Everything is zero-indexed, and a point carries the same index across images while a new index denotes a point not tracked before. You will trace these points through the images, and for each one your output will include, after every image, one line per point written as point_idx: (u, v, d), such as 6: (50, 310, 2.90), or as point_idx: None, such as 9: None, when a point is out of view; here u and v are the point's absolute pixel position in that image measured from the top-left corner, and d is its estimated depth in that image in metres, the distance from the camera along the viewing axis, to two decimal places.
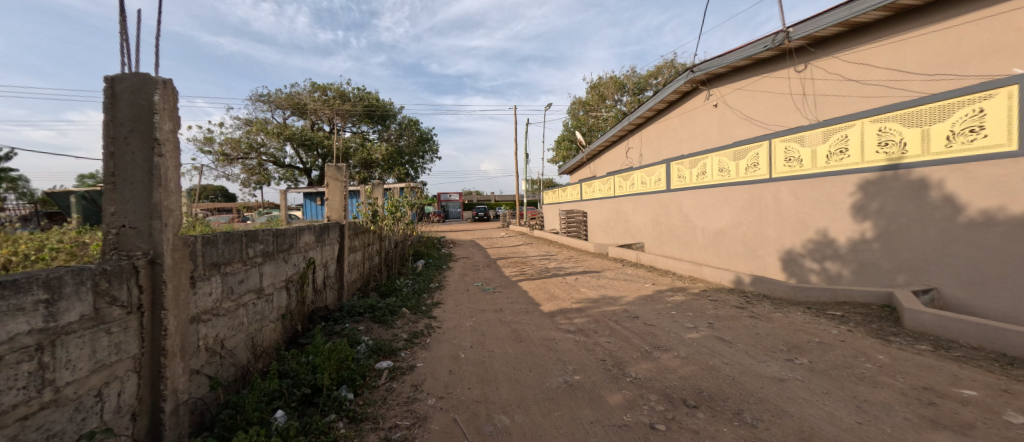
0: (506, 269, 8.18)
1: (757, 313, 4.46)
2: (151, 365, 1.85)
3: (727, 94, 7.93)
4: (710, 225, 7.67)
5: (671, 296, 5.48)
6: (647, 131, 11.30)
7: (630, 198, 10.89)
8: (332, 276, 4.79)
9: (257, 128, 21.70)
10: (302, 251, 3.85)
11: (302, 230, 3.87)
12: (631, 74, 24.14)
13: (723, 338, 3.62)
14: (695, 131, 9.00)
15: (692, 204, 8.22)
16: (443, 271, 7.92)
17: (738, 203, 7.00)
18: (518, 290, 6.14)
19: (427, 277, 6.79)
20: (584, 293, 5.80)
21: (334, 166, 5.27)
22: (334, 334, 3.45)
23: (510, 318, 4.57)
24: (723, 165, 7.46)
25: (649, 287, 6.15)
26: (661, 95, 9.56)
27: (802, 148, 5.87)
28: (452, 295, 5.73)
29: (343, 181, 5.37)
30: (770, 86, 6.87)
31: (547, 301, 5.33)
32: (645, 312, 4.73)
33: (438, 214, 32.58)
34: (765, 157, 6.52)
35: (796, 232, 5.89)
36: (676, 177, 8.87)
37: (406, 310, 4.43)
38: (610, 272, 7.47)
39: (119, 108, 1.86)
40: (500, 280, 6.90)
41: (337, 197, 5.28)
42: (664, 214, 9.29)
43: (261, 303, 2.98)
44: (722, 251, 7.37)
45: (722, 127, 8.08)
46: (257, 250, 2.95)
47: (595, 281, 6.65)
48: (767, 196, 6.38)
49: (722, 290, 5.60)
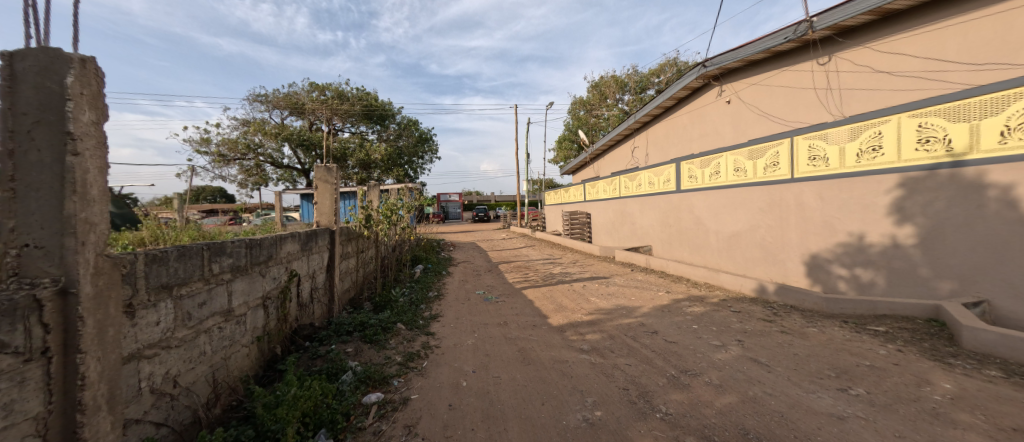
0: (510, 275, 7.77)
1: (788, 328, 4.04)
2: (63, 426, 1.43)
3: (741, 89, 7.51)
4: (725, 228, 7.24)
5: (690, 306, 5.06)
6: (654, 130, 10.89)
7: (637, 200, 10.47)
8: (320, 287, 4.37)
9: (254, 128, 21.31)
10: (285, 262, 3.44)
11: (285, 238, 3.45)
12: (632, 73, 23.74)
13: (759, 361, 3.21)
14: (706, 129, 8.57)
15: (705, 206, 7.80)
16: (442, 277, 7.50)
17: (755, 205, 6.58)
18: (522, 299, 5.72)
19: (425, 285, 6.37)
20: (594, 303, 5.38)
21: (324, 166, 4.83)
22: (318, 360, 3.03)
23: (517, 334, 4.15)
24: (739, 165, 7.04)
25: (663, 295, 5.74)
26: (671, 91, 9.13)
27: (828, 146, 5.45)
28: (452, 305, 5.31)
29: (333, 183, 4.87)
30: (790, 80, 6.45)
31: (555, 313, 4.90)
32: (663, 326, 4.30)
33: (438, 214, 32.21)
34: (785, 156, 6.10)
35: (822, 236, 5.47)
36: (687, 177, 8.45)
37: (401, 326, 4.01)
38: (619, 279, 7.05)
39: (19, 93, 1.43)
40: (503, 288, 6.48)
41: (327, 201, 4.83)
42: (673, 216, 8.86)
43: (229, 327, 2.56)
44: (738, 255, 6.95)
45: (736, 125, 7.66)
46: (224, 265, 2.53)
47: (605, 289, 6.23)
48: (789, 198, 5.95)
49: (744, 299, 5.18)
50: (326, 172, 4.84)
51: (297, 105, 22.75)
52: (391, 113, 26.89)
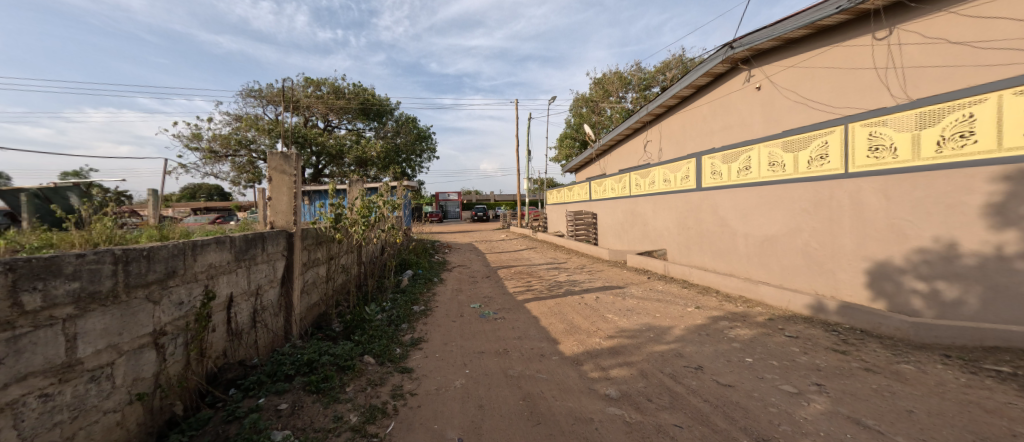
0: (511, 283, 6.82)
1: (873, 364, 3.11)
2: None
3: (776, 73, 6.57)
4: (757, 231, 6.32)
5: (731, 328, 4.13)
6: (668, 122, 9.95)
7: (649, 199, 9.54)
8: (270, 305, 3.45)
9: (246, 124, 20.40)
10: (202, 280, 2.49)
11: (203, 245, 2.51)
12: (637, 69, 22.82)
13: (865, 424, 2.27)
14: (731, 120, 7.65)
15: (731, 206, 6.87)
16: (433, 285, 6.56)
17: (797, 205, 5.64)
18: (525, 316, 4.77)
19: (411, 297, 5.45)
20: (612, 322, 4.44)
21: (280, 153, 3.85)
22: (231, 426, 2.08)
23: (519, 368, 3.22)
24: (774, 157, 6.10)
25: (693, 311, 4.80)
26: (690, 78, 8.22)
27: (895, 134, 4.53)
28: (441, 325, 4.36)
29: (291, 174, 3.91)
30: (839, 59, 5.52)
31: (568, 337, 3.96)
32: (707, 357, 3.36)
33: (437, 213, 31.37)
34: (837, 147, 5.16)
35: (889, 243, 4.54)
36: (709, 174, 7.52)
37: (368, 362, 3.03)
38: (636, 289, 6.12)
39: None
40: (503, 300, 5.54)
41: (284, 197, 3.87)
42: (693, 216, 7.92)
43: (68, 391, 1.64)
44: (773, 264, 6.03)
45: (768, 114, 6.74)
46: (60, 293, 1.61)
47: (621, 304, 5.29)
48: (842, 196, 5.03)
49: (796, 319, 4.24)
50: (283, 161, 3.88)
51: (291, 99, 21.76)
52: (389, 109, 25.94)
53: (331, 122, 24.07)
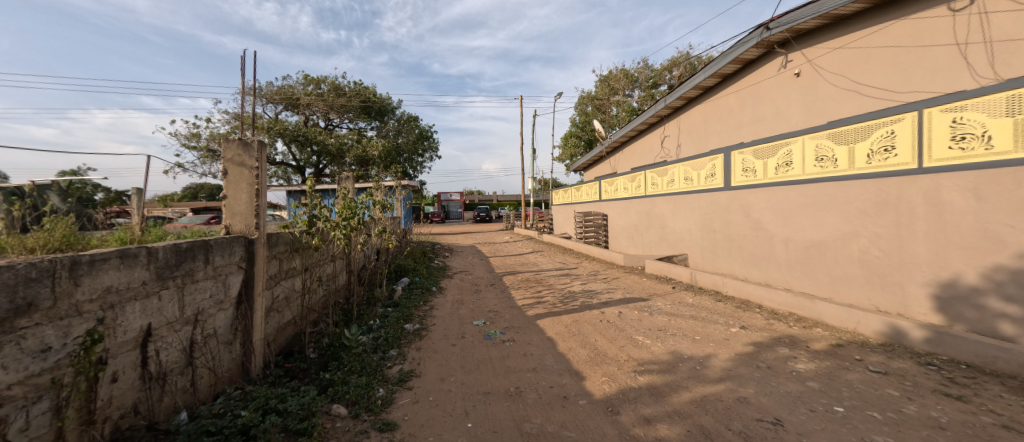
0: (518, 293, 6.06)
1: (1011, 419, 2.33)
2: None
3: (821, 56, 5.79)
4: (801, 236, 5.53)
5: (795, 358, 3.34)
6: (688, 116, 9.17)
7: (668, 199, 8.76)
8: (218, 334, 2.70)
9: (244, 122, 19.73)
10: (91, 313, 1.76)
11: (94, 264, 1.77)
12: (644, 65, 21.98)
13: None
14: (764, 110, 6.86)
15: (768, 207, 6.09)
16: (431, 296, 5.82)
17: (852, 207, 4.86)
18: (539, 337, 3.99)
19: (404, 312, 4.70)
20: (644, 347, 3.66)
21: (237, 140, 3.09)
22: None
23: (538, 419, 2.45)
24: (821, 151, 5.31)
25: (740, 333, 4.01)
26: (717, 65, 7.45)
27: (987, 120, 3.74)
28: (438, 350, 3.61)
29: (252, 167, 3.16)
30: (907, 35, 4.72)
31: (594, 371, 3.18)
32: (782, 404, 2.58)
33: (439, 214, 30.55)
34: (906, 137, 4.36)
35: (981, 252, 3.76)
36: (740, 171, 6.72)
37: (334, 423, 2.27)
38: (662, 302, 5.34)
39: None
40: (511, 316, 4.76)
41: (243, 194, 3.12)
42: (720, 218, 7.13)
43: None
44: (822, 274, 5.24)
45: (811, 102, 5.94)
46: None
47: (650, 322, 4.50)
48: (914, 195, 4.24)
49: (872, 347, 3.46)
50: (242, 150, 3.12)
51: (291, 97, 21.08)
52: (390, 108, 25.23)
53: (332, 121, 23.37)
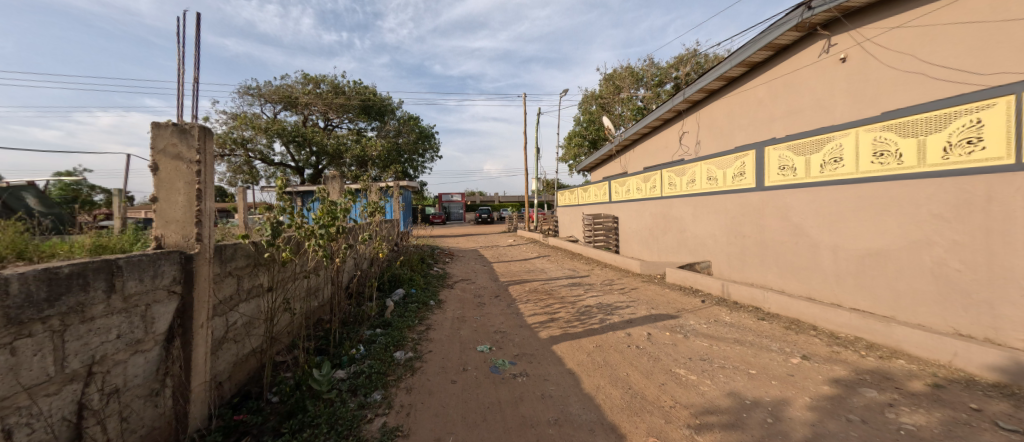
0: (528, 308, 5.32)
1: None
2: None
3: (872, 37, 5.08)
4: (855, 243, 4.79)
5: (893, 406, 2.60)
6: (708, 110, 8.45)
7: (688, 201, 8.03)
8: (131, 388, 2.01)
9: (241, 122, 18.92)
10: None
11: None
12: (649, 63, 21.23)
13: None
14: (800, 101, 6.14)
15: (811, 209, 5.36)
16: (428, 312, 5.09)
17: (923, 210, 4.12)
18: (558, 370, 3.26)
19: (394, 335, 3.95)
20: (692, 387, 2.92)
21: (172, 125, 2.38)
22: None
23: None
24: (880, 145, 4.57)
25: (804, 366, 3.27)
26: (746, 52, 6.75)
27: None
28: (434, 392, 2.89)
29: (190, 162, 2.43)
30: (987, 7, 3.99)
31: (635, 425, 2.45)
32: None
33: (439, 216, 29.71)
34: (997, 127, 3.63)
35: None
36: (775, 169, 5.98)
37: None
38: (695, 321, 4.60)
39: None
40: (521, 339, 4.03)
41: (179, 197, 2.40)
42: (751, 222, 6.40)
43: None
44: (882, 290, 4.50)
45: (861, 89, 5.20)
46: None
47: (687, 347, 3.77)
48: (1012, 197, 3.50)
49: (984, 391, 2.73)
50: (179, 138, 2.41)
51: (289, 96, 20.30)
52: (390, 108, 24.49)
53: (331, 121, 22.66)
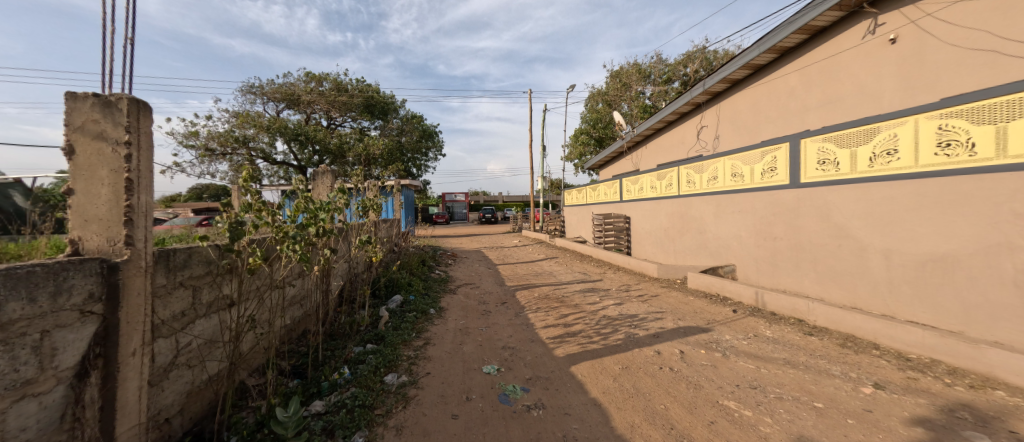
0: (540, 318, 4.75)
1: None
2: None
3: (930, 13, 4.48)
4: (915, 247, 4.18)
5: None
6: (731, 102, 7.85)
7: (709, 199, 7.44)
8: None
9: (241, 120, 18.39)
10: None
11: None
12: (658, 60, 20.57)
13: None
14: (839, 89, 5.55)
15: (858, 208, 4.76)
16: (427, 323, 4.52)
17: (1004, 209, 3.53)
18: (581, 401, 2.70)
19: (387, 354, 3.39)
20: (750, 428, 2.36)
21: (91, 97, 1.83)
22: None
23: None
24: (946, 134, 3.96)
25: (880, 397, 2.70)
26: (778, 36, 6.17)
27: None
28: (430, 432, 2.33)
29: (115, 146, 1.88)
30: None
31: None
32: None
33: (442, 215, 29.17)
34: None
35: None
36: (813, 164, 5.38)
37: None
38: (732, 336, 4.01)
39: None
40: (534, 358, 3.47)
41: (103, 190, 1.86)
42: (784, 223, 5.80)
43: None
44: (949, 301, 3.90)
45: (913, 74, 4.61)
46: None
47: (731, 370, 3.20)
48: None
49: None
50: (102, 113, 1.86)
51: (291, 94, 19.77)
52: (393, 107, 23.90)
53: (333, 120, 22.13)
